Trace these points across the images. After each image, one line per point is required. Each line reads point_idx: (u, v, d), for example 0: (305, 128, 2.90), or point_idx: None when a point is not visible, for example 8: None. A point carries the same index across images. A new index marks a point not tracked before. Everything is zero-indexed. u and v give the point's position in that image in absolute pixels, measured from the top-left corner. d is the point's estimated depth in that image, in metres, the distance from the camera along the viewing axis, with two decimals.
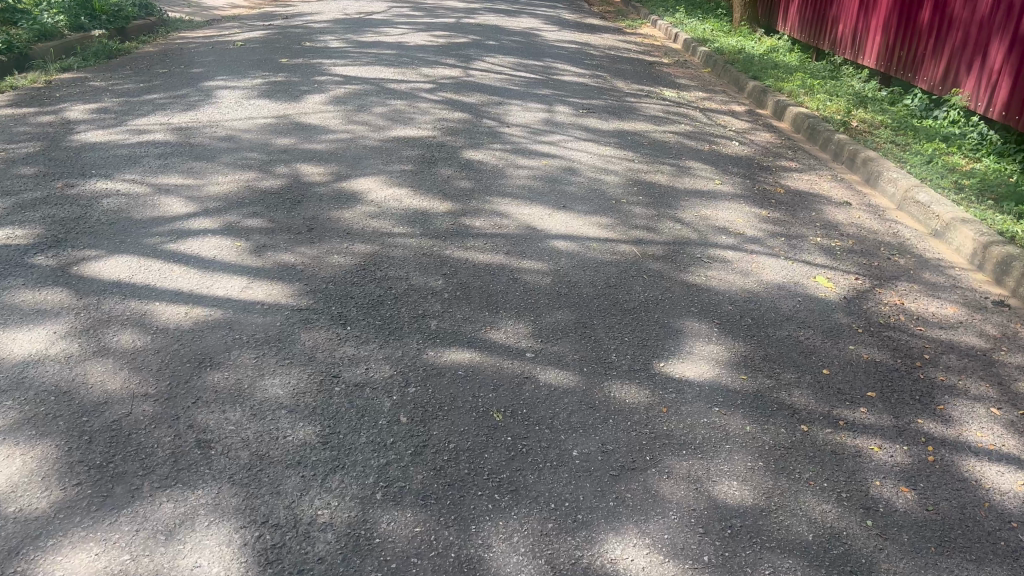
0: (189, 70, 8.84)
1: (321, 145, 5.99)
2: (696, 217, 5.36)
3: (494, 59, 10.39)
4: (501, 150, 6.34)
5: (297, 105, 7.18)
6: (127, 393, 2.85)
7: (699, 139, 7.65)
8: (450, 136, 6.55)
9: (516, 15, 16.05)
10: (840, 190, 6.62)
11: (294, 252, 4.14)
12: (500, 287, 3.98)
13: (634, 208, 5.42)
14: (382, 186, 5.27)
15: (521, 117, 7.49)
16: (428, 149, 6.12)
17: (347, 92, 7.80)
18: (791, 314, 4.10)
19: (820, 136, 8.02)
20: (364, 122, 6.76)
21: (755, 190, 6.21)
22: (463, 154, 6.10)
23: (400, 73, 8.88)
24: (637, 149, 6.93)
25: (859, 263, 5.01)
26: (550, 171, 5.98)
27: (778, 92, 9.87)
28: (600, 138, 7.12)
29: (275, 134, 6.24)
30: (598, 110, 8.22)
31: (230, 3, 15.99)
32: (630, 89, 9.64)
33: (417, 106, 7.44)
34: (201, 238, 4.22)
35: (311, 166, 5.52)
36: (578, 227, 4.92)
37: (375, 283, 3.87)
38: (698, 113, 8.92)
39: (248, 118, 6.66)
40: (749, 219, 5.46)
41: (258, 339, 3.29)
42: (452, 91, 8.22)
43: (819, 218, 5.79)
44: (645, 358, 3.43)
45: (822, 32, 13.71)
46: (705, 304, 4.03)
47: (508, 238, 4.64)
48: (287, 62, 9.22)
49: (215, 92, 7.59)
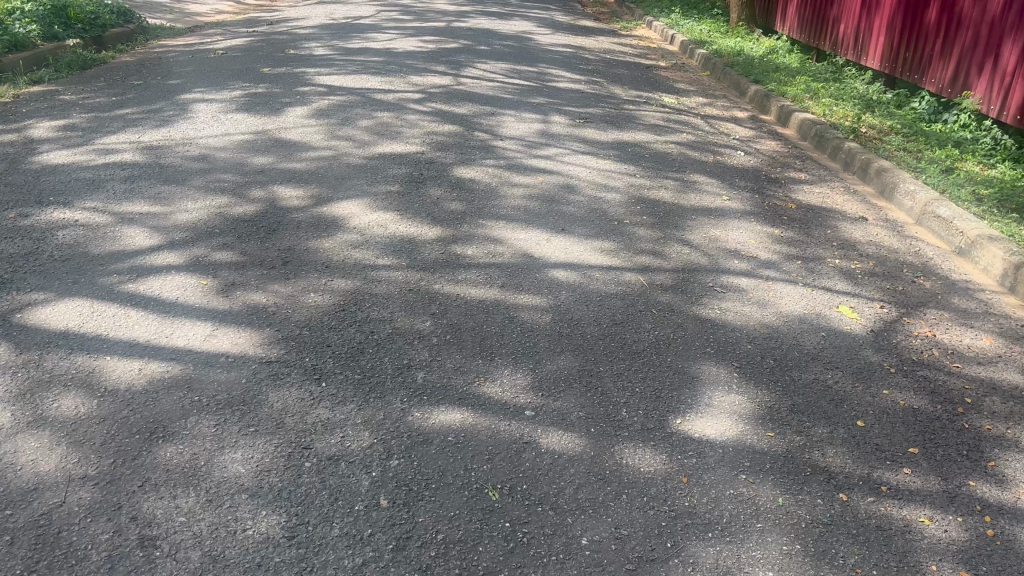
0: (166, 81, 8.44)
1: (301, 164, 5.60)
2: (705, 239, 4.98)
3: (486, 65, 10.00)
4: (494, 167, 5.96)
5: (276, 119, 6.79)
6: (63, 477, 2.46)
7: (703, 150, 7.28)
8: (440, 151, 6.17)
9: (508, 18, 15.67)
10: (854, 203, 6.24)
11: (266, 291, 3.75)
12: (494, 328, 3.58)
13: (638, 229, 5.04)
14: (366, 210, 4.88)
15: (515, 128, 7.11)
16: (415, 167, 5.73)
17: (331, 103, 7.41)
18: (816, 353, 3.71)
19: (829, 144, 7.65)
20: (348, 137, 6.37)
21: (764, 206, 5.84)
22: (454, 172, 5.71)
23: (387, 82, 8.49)
24: (638, 162, 6.55)
25: (883, 288, 4.63)
26: (546, 188, 5.60)
27: (782, 97, 9.50)
28: (599, 151, 6.74)
29: (252, 152, 5.84)
30: (595, 119, 7.83)
31: (214, 9, 15.60)
32: (628, 96, 9.26)
33: (406, 118, 7.05)
34: (164, 276, 3.82)
35: (289, 189, 5.13)
36: (578, 254, 4.53)
37: (355, 326, 3.47)
38: (699, 121, 8.54)
39: (224, 135, 6.27)
40: (761, 240, 5.08)
41: (219, 401, 2.89)
42: (442, 101, 7.83)
43: (835, 237, 5.41)
44: (659, 413, 3.04)
45: (823, 32, 13.36)
46: (722, 344, 3.65)
47: (503, 268, 4.25)
48: (269, 71, 8.83)
49: (191, 106, 7.20)
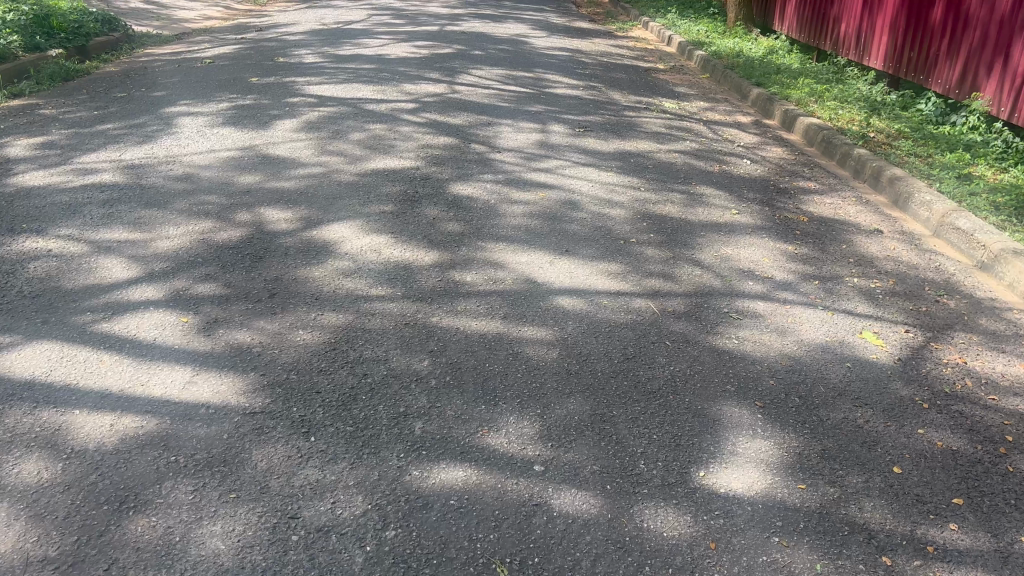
0: (151, 93, 8.17)
1: (290, 184, 5.33)
2: (716, 260, 4.73)
3: (481, 71, 9.74)
4: (493, 183, 5.70)
5: (264, 133, 6.53)
6: (19, 560, 2.20)
7: (708, 159, 7.02)
8: (435, 166, 5.91)
9: (502, 20, 15.40)
10: (867, 214, 6.00)
11: (251, 328, 3.48)
12: (497, 367, 3.31)
13: (645, 249, 4.79)
14: (358, 233, 4.61)
15: (513, 140, 6.85)
16: (410, 184, 5.47)
17: (322, 115, 7.15)
18: (843, 388, 3.45)
19: (838, 151, 7.40)
20: (339, 152, 6.11)
21: (776, 219, 5.58)
22: (450, 189, 5.46)
23: (380, 91, 8.23)
24: (641, 174, 6.29)
25: (906, 310, 4.38)
26: (548, 205, 5.35)
27: (785, 100, 9.26)
28: (601, 162, 6.48)
29: (238, 171, 5.58)
30: (596, 128, 7.58)
31: (202, 15, 15.33)
32: (627, 101, 9.01)
33: (399, 131, 6.80)
34: (141, 313, 3.55)
35: (277, 211, 4.86)
36: (584, 278, 4.27)
37: (347, 369, 3.21)
38: (701, 127, 8.28)
39: (209, 151, 6.00)
40: (774, 258, 4.84)
41: (198, 461, 2.63)
42: (437, 111, 7.57)
43: (852, 252, 5.16)
44: (680, 465, 2.78)
45: (823, 32, 13.12)
46: (742, 381, 3.39)
47: (505, 296, 3.99)
48: (258, 81, 8.56)
49: (176, 120, 6.93)
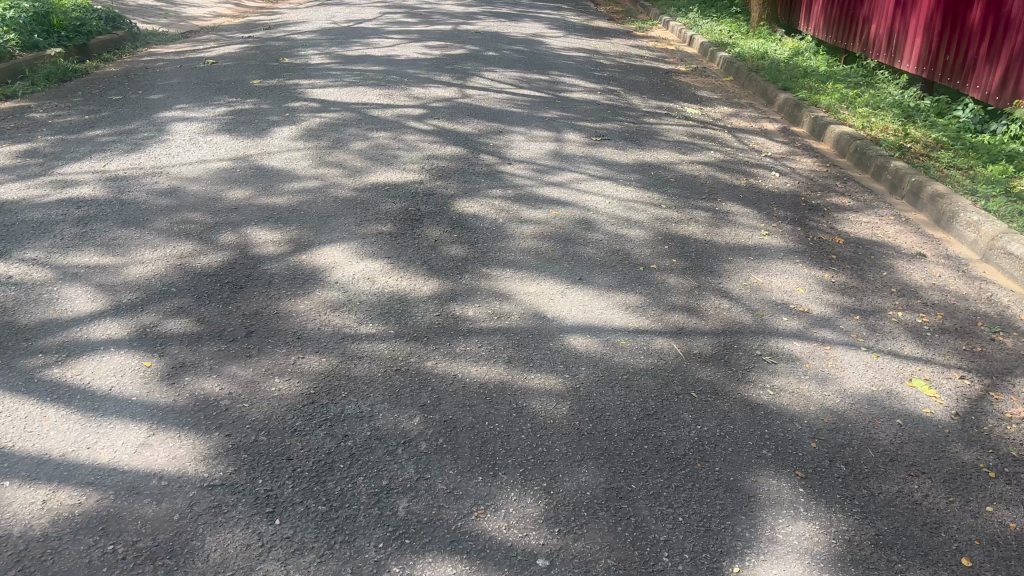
0: (147, 95, 7.80)
1: (282, 200, 4.94)
2: (745, 290, 4.29)
3: (494, 74, 9.32)
4: (502, 199, 5.28)
5: (260, 142, 6.13)
6: None
7: (734, 171, 6.57)
8: (441, 180, 5.50)
9: (518, 19, 14.96)
10: (908, 235, 5.53)
11: (221, 376, 3.08)
12: (498, 425, 2.89)
13: (666, 276, 4.36)
14: (351, 257, 4.21)
15: (524, 150, 6.43)
16: (411, 200, 5.06)
17: (323, 122, 6.75)
18: (895, 452, 3.01)
19: (872, 163, 6.93)
20: (338, 163, 5.71)
21: (809, 242, 5.13)
22: (455, 207, 5.04)
23: (387, 95, 7.83)
24: (662, 189, 5.85)
25: (959, 350, 3.92)
26: (561, 225, 4.93)
27: (814, 106, 8.78)
28: (618, 175, 6.04)
29: (227, 184, 5.19)
30: (613, 136, 7.14)
31: (211, 13, 15.00)
32: (647, 107, 8.57)
33: (404, 139, 6.39)
34: (99, 355, 3.16)
35: (265, 231, 4.46)
36: (599, 313, 3.84)
37: (325, 428, 2.79)
38: (725, 135, 7.83)
39: (199, 162, 5.62)
40: (810, 289, 4.40)
41: (140, 551, 2.22)
42: (445, 118, 7.15)
43: (894, 280, 4.70)
44: (710, 558, 2.36)
45: (852, 33, 12.58)
46: (779, 445, 2.95)
47: (510, 334, 3.56)
48: (260, 84, 8.18)
49: (168, 126, 6.55)
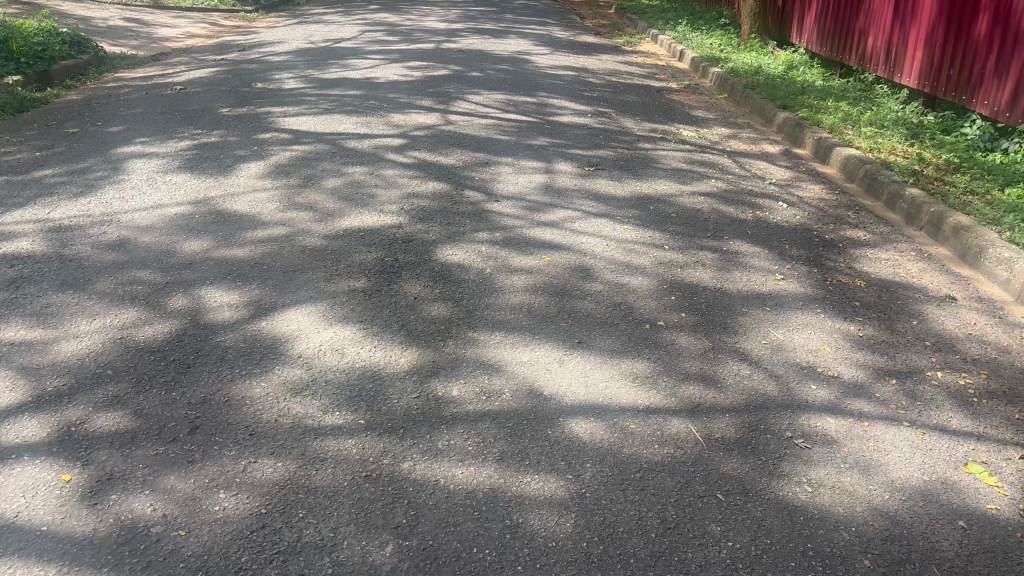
0: (107, 127, 7.28)
1: (243, 253, 4.43)
2: (765, 351, 3.80)
3: (479, 97, 8.86)
4: (489, 244, 4.79)
5: (224, 181, 5.63)
6: None
7: (739, 203, 6.10)
8: (421, 222, 5.01)
9: (502, 35, 14.52)
10: (933, 274, 5.06)
11: (155, 491, 2.56)
12: (489, 553, 2.38)
13: (676, 335, 3.87)
14: (319, 323, 3.70)
15: (513, 185, 5.95)
16: (387, 247, 4.56)
17: (294, 156, 6.25)
18: (964, 569, 2.51)
19: (885, 190, 6.48)
20: (309, 205, 5.21)
21: (827, 287, 4.66)
22: (437, 254, 4.55)
23: (364, 123, 7.34)
24: (664, 226, 5.37)
25: (1014, 420, 3.43)
26: (557, 274, 4.44)
27: (816, 126, 8.35)
28: (615, 211, 5.57)
29: (184, 234, 4.68)
30: (607, 166, 6.67)
31: (185, 33, 14.50)
32: (640, 130, 8.11)
33: (382, 175, 5.90)
34: (10, 468, 2.64)
35: (221, 292, 3.95)
36: (603, 388, 3.34)
37: (276, 567, 2.28)
38: (726, 160, 7.37)
39: (155, 206, 5.10)
40: (837, 347, 3.92)
41: None
42: (427, 148, 6.66)
43: (926, 331, 4.23)
44: None
45: (848, 45, 12.19)
46: (827, 566, 2.46)
47: (501, 419, 3.05)
48: (228, 113, 7.67)
49: (125, 164, 6.04)
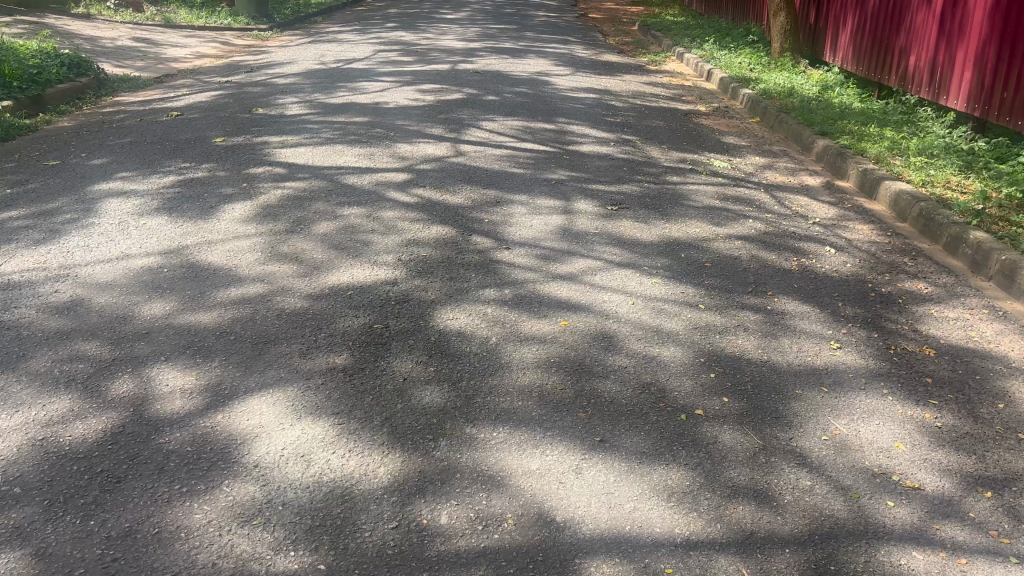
0: (90, 159, 6.75)
1: (209, 319, 3.82)
2: (827, 452, 3.12)
3: (493, 124, 8.26)
4: (497, 304, 4.16)
5: (204, 225, 5.04)
6: None
7: (781, 248, 5.42)
8: (421, 277, 4.39)
9: (521, 55, 13.95)
10: (1013, 339, 4.35)
11: None
12: None
13: (719, 429, 3.20)
14: (286, 417, 3.07)
15: (526, 228, 5.31)
16: (378, 310, 3.93)
17: (286, 195, 5.66)
18: None
19: (945, 231, 5.77)
20: (294, 255, 4.60)
21: (893, 358, 3.98)
22: (436, 318, 3.92)
23: (367, 155, 6.76)
24: (698, 279, 4.71)
25: None
26: (575, 343, 3.78)
27: (860, 155, 7.65)
28: (642, 261, 4.91)
29: (146, 293, 4.09)
30: (632, 204, 6.03)
31: (194, 53, 14.06)
32: (668, 161, 7.47)
33: (381, 217, 5.29)
34: None
35: (175, 373, 3.34)
36: (629, 511, 2.68)
37: None
38: (763, 196, 6.70)
39: (120, 257, 4.53)
40: (914, 444, 3.23)
41: None
42: (433, 184, 6.06)
43: (1017, 418, 3.52)
44: None
45: (887, 64, 11.48)
46: None
47: (500, 561, 2.40)
48: (222, 143, 7.12)
49: (99, 204, 5.48)
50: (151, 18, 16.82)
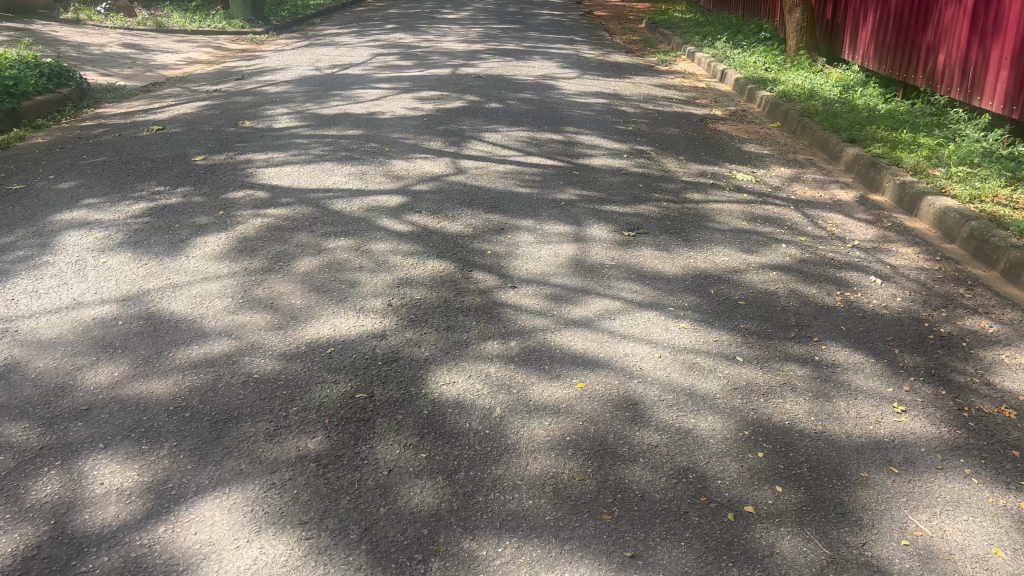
0: (57, 182, 6.18)
1: (164, 388, 3.24)
2: (911, 565, 2.53)
3: (497, 135, 7.67)
4: (502, 361, 3.56)
5: (170, 264, 4.46)
6: None
7: (821, 280, 4.82)
8: (415, 327, 3.81)
9: (525, 57, 13.35)
10: None
11: None
12: None
13: (774, 534, 2.61)
14: (242, 530, 2.49)
15: (534, 261, 4.73)
16: (363, 375, 3.35)
17: (266, 225, 5.08)
18: None
19: (1002, 256, 5.16)
20: (269, 301, 4.02)
21: (969, 424, 3.38)
22: (431, 383, 3.34)
23: (359, 174, 6.18)
24: (732, 323, 4.11)
25: None
26: (596, 413, 3.20)
27: (895, 166, 7.03)
28: (667, 300, 4.32)
29: (94, 353, 3.51)
30: (651, 228, 5.44)
31: (185, 59, 13.50)
32: (687, 174, 6.87)
33: (371, 250, 4.72)
34: None
35: (112, 467, 2.76)
36: None
37: None
38: (793, 214, 6.09)
39: (70, 306, 3.94)
40: (1015, 549, 2.63)
41: None
42: (430, 209, 5.48)
43: None
44: None
45: (913, 63, 10.85)
46: None
47: None
48: (202, 162, 6.55)
49: (57, 238, 4.90)
50: (142, 23, 16.27)
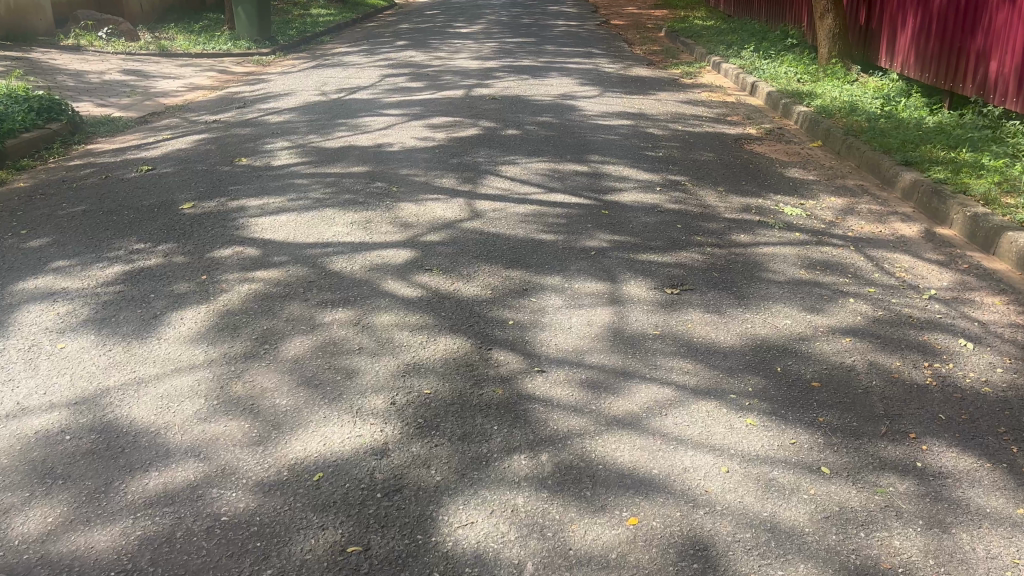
0: (28, 239, 5.55)
1: (105, 541, 2.57)
2: None
3: (515, 168, 6.98)
4: (532, 484, 2.86)
5: (138, 349, 3.81)
6: None
7: (903, 347, 4.09)
8: (425, 436, 3.11)
9: (542, 73, 12.68)
10: None
11: None
12: None
13: None
14: None
15: (565, 333, 4.03)
16: (359, 516, 2.66)
17: (254, 293, 4.41)
18: None
19: None
20: (249, 401, 3.35)
21: None
22: (444, 523, 2.64)
23: (362, 223, 5.51)
24: (810, 416, 3.39)
25: None
26: (656, 568, 2.49)
27: (961, 194, 6.27)
28: (727, 384, 3.60)
29: (27, 485, 2.84)
30: (696, 282, 4.73)
31: (186, 85, 12.93)
32: (728, 210, 6.14)
33: (375, 324, 4.04)
34: None
35: None
36: None
37: None
38: (855, 256, 5.35)
39: (9, 415, 3.29)
40: None
41: None
42: (442, 265, 4.80)
43: None
44: None
45: (960, 70, 10.06)
46: None
47: None
48: (190, 211, 5.91)
49: (13, 315, 4.26)
50: (145, 48, 15.74)
